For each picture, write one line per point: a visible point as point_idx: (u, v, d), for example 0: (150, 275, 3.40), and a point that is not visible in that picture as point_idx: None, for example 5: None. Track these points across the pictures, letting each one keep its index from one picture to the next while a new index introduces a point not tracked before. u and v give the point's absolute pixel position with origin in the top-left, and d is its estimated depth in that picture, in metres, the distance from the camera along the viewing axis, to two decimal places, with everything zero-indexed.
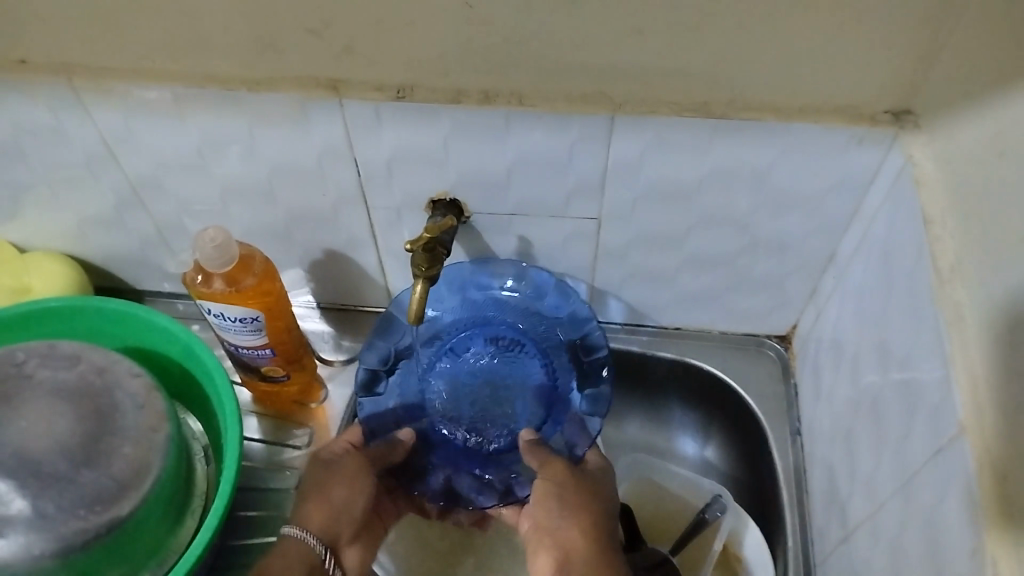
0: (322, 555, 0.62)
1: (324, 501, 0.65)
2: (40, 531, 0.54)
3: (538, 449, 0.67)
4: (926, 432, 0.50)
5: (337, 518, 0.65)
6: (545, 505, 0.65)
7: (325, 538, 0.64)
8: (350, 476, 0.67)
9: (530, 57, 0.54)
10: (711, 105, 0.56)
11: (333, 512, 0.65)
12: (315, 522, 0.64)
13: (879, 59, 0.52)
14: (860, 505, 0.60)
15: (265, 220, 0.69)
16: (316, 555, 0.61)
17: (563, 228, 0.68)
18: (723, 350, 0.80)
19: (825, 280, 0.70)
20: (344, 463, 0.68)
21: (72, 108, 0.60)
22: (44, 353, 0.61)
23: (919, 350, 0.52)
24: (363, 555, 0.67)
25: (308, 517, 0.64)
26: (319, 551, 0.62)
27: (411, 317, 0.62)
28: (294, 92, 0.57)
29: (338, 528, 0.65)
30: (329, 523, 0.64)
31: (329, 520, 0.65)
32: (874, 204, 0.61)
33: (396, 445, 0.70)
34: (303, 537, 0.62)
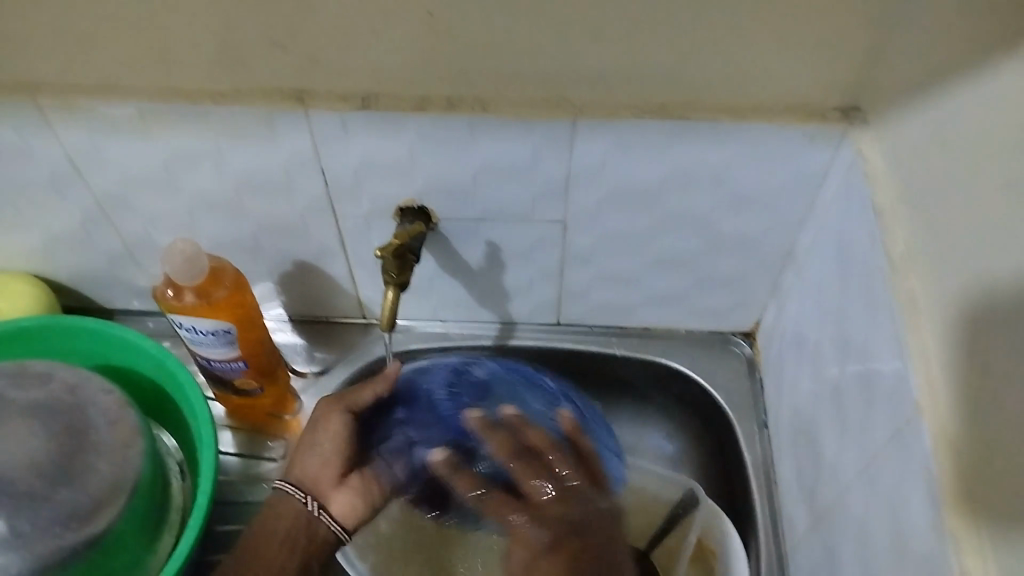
0: (304, 502, 0.66)
1: (305, 453, 0.68)
2: (16, 550, 0.54)
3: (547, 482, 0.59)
4: (884, 415, 0.52)
5: (318, 467, 0.67)
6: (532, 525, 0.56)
7: (306, 485, 0.67)
8: (323, 418, 0.69)
9: (492, 64, 0.55)
10: (668, 106, 0.58)
11: (308, 462, 0.67)
12: (296, 472, 0.67)
13: (828, 57, 0.55)
14: (826, 492, 0.62)
15: (235, 233, 0.69)
16: (297, 504, 0.65)
17: (530, 232, 0.69)
18: (691, 348, 0.82)
19: (786, 275, 0.72)
20: (320, 411, 0.70)
21: (35, 126, 0.60)
22: (15, 372, 0.61)
23: (876, 337, 0.54)
24: (356, 500, 0.67)
25: (291, 469, 0.67)
26: (297, 500, 0.65)
27: (384, 323, 0.64)
28: (260, 104, 0.58)
29: (317, 474, 0.67)
30: (304, 471, 0.67)
31: (306, 469, 0.67)
32: (828, 199, 0.63)
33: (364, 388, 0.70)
34: (282, 487, 0.66)
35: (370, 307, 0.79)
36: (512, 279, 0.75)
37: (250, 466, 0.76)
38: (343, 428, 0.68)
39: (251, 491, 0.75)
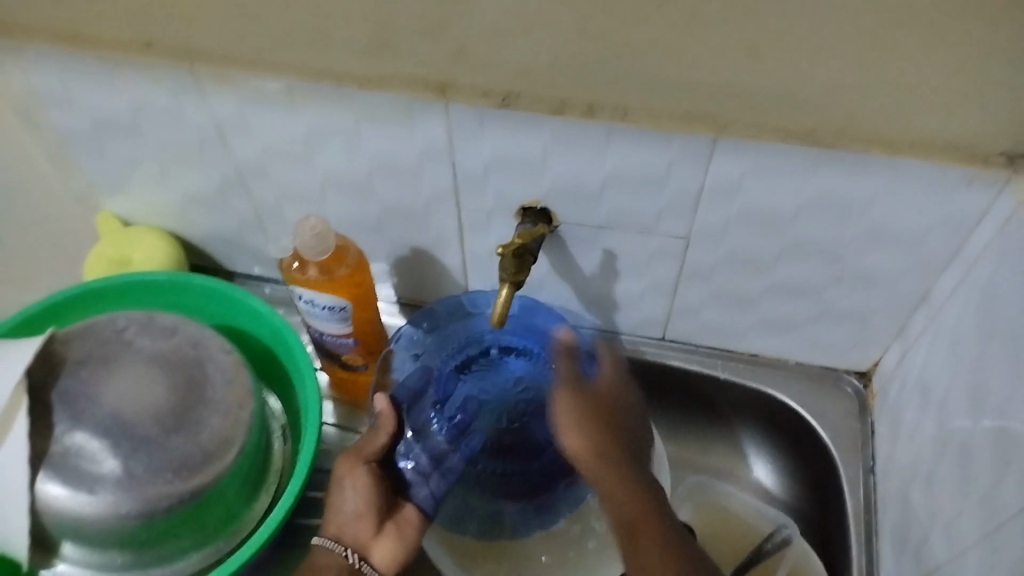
0: (344, 554, 0.61)
1: (334, 511, 0.63)
2: (128, 491, 0.57)
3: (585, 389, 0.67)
4: (1019, 484, 0.48)
5: (346, 521, 0.63)
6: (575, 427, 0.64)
7: (346, 540, 0.62)
8: (344, 474, 0.64)
9: (637, 71, 0.54)
10: (818, 134, 0.55)
11: (342, 516, 0.63)
12: (331, 529, 0.63)
13: (1001, 96, 0.51)
14: (938, 552, 0.58)
15: (359, 212, 0.71)
16: (338, 559, 0.61)
17: (650, 244, 0.68)
18: (799, 381, 0.79)
19: (915, 319, 0.69)
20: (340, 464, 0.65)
21: (189, 89, 0.62)
22: (144, 322, 0.65)
23: (1018, 399, 0.50)
24: (395, 546, 0.64)
25: (326, 526, 0.63)
26: (343, 559, 0.61)
27: (495, 319, 0.63)
28: (402, 91, 0.58)
29: (354, 529, 0.63)
30: (338, 524, 0.63)
31: (340, 525, 0.63)
32: (977, 245, 0.59)
33: (375, 434, 0.65)
34: (322, 543, 0.61)
35: None
36: (624, 289, 0.74)
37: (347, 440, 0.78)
38: (361, 476, 0.63)
39: None
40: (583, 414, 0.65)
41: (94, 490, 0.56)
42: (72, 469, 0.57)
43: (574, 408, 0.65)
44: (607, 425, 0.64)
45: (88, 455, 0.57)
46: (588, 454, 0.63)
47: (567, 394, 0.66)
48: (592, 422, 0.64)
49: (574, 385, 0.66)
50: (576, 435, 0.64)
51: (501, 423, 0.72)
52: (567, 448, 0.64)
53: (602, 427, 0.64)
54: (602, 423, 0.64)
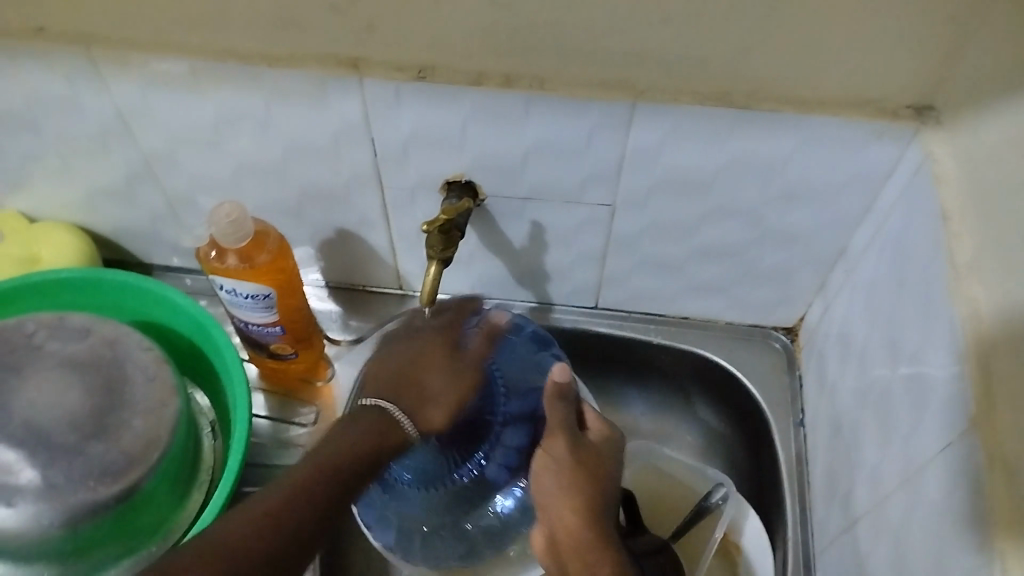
0: (398, 417, 0.61)
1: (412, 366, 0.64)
2: (49, 501, 0.54)
3: (557, 415, 0.65)
4: (934, 428, 0.50)
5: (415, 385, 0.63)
6: (545, 476, 0.65)
7: (408, 404, 0.62)
8: (431, 353, 0.65)
9: (552, 39, 0.54)
10: (732, 94, 0.56)
11: (429, 397, 0.63)
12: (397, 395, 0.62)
13: (907, 52, 0.52)
14: (864, 498, 0.60)
15: (279, 196, 0.68)
16: (393, 420, 0.60)
17: (577, 214, 0.67)
18: (730, 341, 0.81)
19: (836, 274, 0.70)
20: (423, 339, 0.66)
21: (87, 77, 0.59)
22: (55, 323, 0.62)
23: (931, 346, 0.52)
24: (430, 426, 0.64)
25: (374, 385, 0.63)
26: (401, 423, 0.61)
27: (426, 298, 0.64)
28: (313, 69, 0.56)
29: (432, 410, 0.64)
30: (432, 401, 0.63)
31: (422, 403, 0.63)
32: (890, 199, 0.61)
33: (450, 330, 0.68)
34: (379, 402, 0.61)
35: (409, 278, 0.78)
36: (554, 260, 0.74)
37: (280, 430, 0.76)
38: (441, 360, 0.65)
39: (278, 454, 0.75)
40: (575, 477, 0.63)
41: (11, 503, 0.54)
42: None
43: (560, 468, 0.64)
44: (594, 492, 0.62)
45: (3, 466, 0.54)
46: (564, 509, 0.63)
47: (559, 445, 0.65)
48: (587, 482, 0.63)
49: (570, 440, 0.64)
50: (558, 489, 0.64)
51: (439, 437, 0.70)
52: (543, 493, 0.65)
53: (590, 501, 0.62)
54: (589, 488, 0.63)
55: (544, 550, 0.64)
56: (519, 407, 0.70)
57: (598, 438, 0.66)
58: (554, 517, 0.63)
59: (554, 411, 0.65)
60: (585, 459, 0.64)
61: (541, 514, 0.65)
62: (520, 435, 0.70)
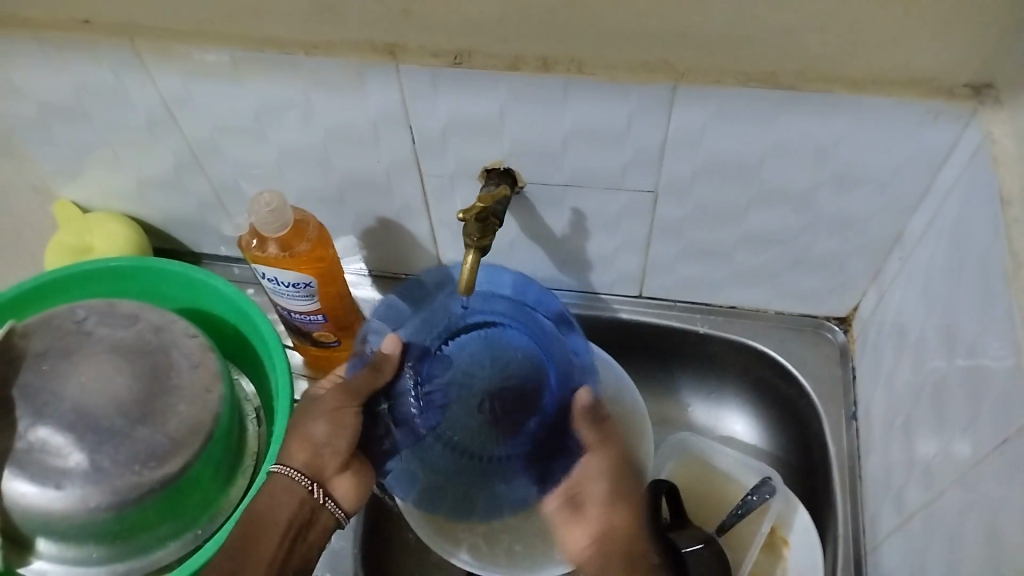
0: (310, 489, 0.59)
1: (305, 436, 0.60)
2: (96, 484, 0.56)
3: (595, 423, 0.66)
4: (991, 423, 0.48)
5: (317, 455, 0.60)
6: (597, 484, 0.64)
7: (309, 469, 0.60)
8: (333, 410, 0.61)
9: (589, 22, 0.52)
10: (777, 73, 0.54)
11: (315, 446, 0.60)
12: (298, 456, 0.60)
13: (964, 27, 0.49)
14: (917, 495, 0.58)
15: (321, 185, 0.69)
16: (301, 490, 0.59)
17: (619, 200, 0.66)
18: (779, 331, 0.79)
19: (890, 262, 0.68)
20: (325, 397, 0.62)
21: (132, 68, 0.60)
22: (104, 310, 0.63)
23: (989, 338, 0.50)
24: (359, 483, 0.62)
25: (291, 453, 0.60)
26: (303, 486, 0.59)
27: (463, 287, 0.62)
28: (351, 56, 0.56)
29: (323, 460, 0.60)
30: (311, 455, 0.60)
31: (312, 452, 0.60)
32: (947, 182, 0.58)
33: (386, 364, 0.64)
34: (287, 474, 0.59)
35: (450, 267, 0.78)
36: (596, 248, 0.73)
37: None
38: (339, 439, 0.61)
39: None
40: (624, 483, 0.65)
41: (61, 485, 0.56)
42: (38, 465, 0.56)
43: (617, 471, 0.65)
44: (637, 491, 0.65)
45: (54, 449, 0.56)
46: (618, 508, 0.64)
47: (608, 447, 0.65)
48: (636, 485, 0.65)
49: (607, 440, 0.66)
50: (613, 492, 0.64)
51: (484, 404, 0.66)
52: (592, 500, 0.64)
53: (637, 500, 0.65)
54: (633, 495, 0.65)
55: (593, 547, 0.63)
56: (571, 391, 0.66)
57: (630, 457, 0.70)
58: (605, 517, 0.64)
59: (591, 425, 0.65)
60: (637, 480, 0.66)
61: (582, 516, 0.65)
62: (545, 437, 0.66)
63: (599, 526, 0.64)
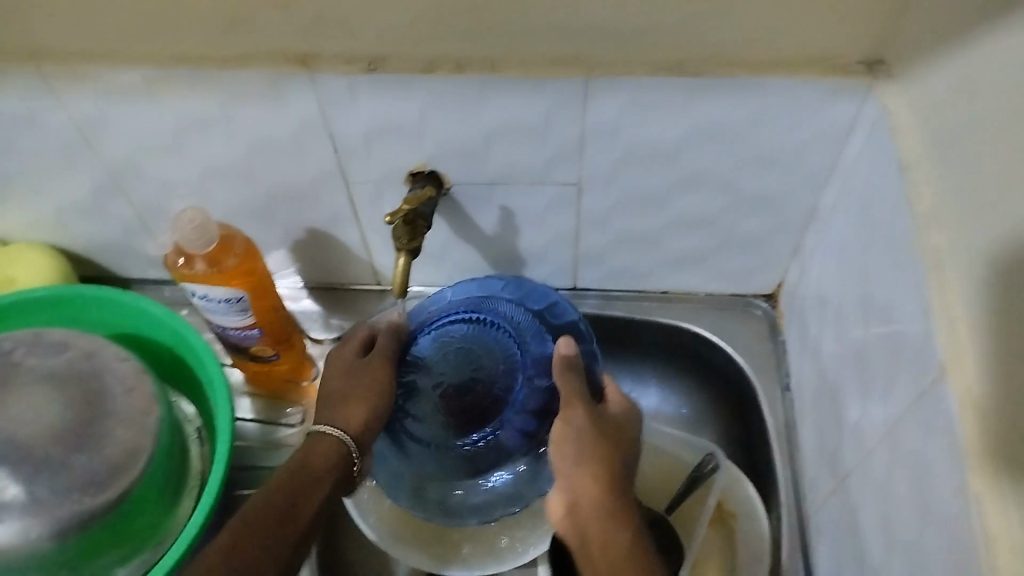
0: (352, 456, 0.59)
1: (364, 400, 0.60)
2: (36, 516, 0.55)
3: (570, 380, 0.58)
4: (908, 380, 0.50)
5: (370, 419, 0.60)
6: (563, 447, 0.58)
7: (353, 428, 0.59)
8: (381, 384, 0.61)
9: (498, 21, 0.54)
10: (684, 61, 0.56)
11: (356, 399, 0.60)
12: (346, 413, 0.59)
13: (853, 6, 0.52)
14: (849, 456, 0.60)
15: (247, 200, 0.69)
16: (347, 455, 0.59)
17: (544, 195, 0.67)
18: (710, 311, 0.81)
19: (808, 236, 0.70)
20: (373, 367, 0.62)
21: (42, 93, 0.59)
22: (31, 341, 0.62)
23: (899, 300, 0.52)
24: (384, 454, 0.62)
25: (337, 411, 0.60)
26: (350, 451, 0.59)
27: (396, 290, 0.63)
28: (266, 67, 0.57)
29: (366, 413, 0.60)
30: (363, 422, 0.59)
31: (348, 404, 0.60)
32: (852, 155, 0.61)
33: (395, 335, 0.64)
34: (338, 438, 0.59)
35: (385, 273, 0.78)
36: (527, 244, 0.74)
37: (268, 432, 0.77)
38: (382, 392, 0.61)
39: (268, 455, 0.75)
40: (599, 449, 0.58)
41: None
42: None
43: (587, 438, 0.58)
44: (614, 457, 0.58)
45: None
46: (586, 478, 0.57)
47: (578, 414, 0.58)
48: (612, 450, 0.59)
49: (589, 409, 0.58)
50: (585, 462, 0.57)
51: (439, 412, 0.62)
52: (563, 468, 0.58)
53: (612, 470, 0.58)
54: (610, 457, 0.58)
55: (565, 518, 0.59)
56: (537, 398, 0.61)
57: (618, 411, 0.62)
58: (573, 488, 0.58)
59: (566, 381, 0.58)
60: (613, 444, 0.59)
61: (558, 480, 0.59)
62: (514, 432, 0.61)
63: (572, 494, 0.58)
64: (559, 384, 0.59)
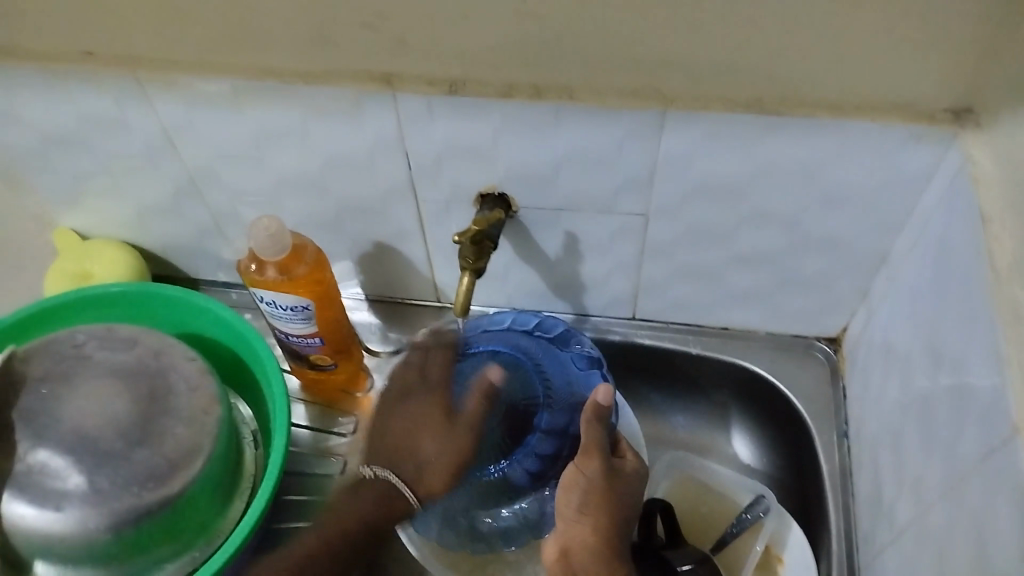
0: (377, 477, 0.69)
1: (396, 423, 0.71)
2: (95, 506, 0.56)
3: (594, 425, 0.64)
4: (976, 437, 0.49)
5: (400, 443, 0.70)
6: (567, 493, 0.64)
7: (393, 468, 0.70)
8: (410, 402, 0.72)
9: (581, 51, 0.54)
10: (760, 99, 0.56)
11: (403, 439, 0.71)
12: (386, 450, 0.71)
13: (943, 52, 0.51)
14: (908, 511, 0.59)
15: (319, 211, 0.70)
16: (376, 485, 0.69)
17: (611, 223, 0.68)
18: (770, 351, 0.80)
19: (877, 282, 0.69)
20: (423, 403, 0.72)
21: (134, 97, 0.62)
22: (104, 335, 0.64)
23: (973, 355, 0.51)
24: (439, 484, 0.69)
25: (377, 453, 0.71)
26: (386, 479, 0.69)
27: (459, 311, 0.65)
28: (348, 85, 0.58)
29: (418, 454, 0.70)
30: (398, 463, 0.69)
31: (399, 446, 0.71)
32: (930, 202, 0.59)
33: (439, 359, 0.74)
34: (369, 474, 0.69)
35: (446, 291, 0.79)
36: (589, 270, 0.74)
37: (319, 440, 0.78)
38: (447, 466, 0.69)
39: (318, 463, 0.76)
40: (602, 501, 0.63)
41: (60, 507, 0.56)
42: (37, 487, 0.56)
43: (592, 488, 0.63)
44: (613, 515, 0.63)
45: (54, 472, 0.57)
46: (584, 526, 0.63)
47: (594, 466, 0.63)
48: (615, 505, 0.63)
49: (604, 464, 0.63)
50: (584, 509, 0.63)
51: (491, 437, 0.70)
52: (567, 509, 0.64)
53: (608, 515, 0.63)
54: (612, 512, 0.63)
55: (556, 562, 0.65)
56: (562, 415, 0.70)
57: (631, 468, 0.65)
58: (573, 531, 0.64)
59: (591, 428, 0.63)
60: (621, 490, 0.64)
61: (561, 524, 0.65)
62: (547, 443, 0.70)
63: (566, 534, 0.64)
64: (586, 430, 0.64)
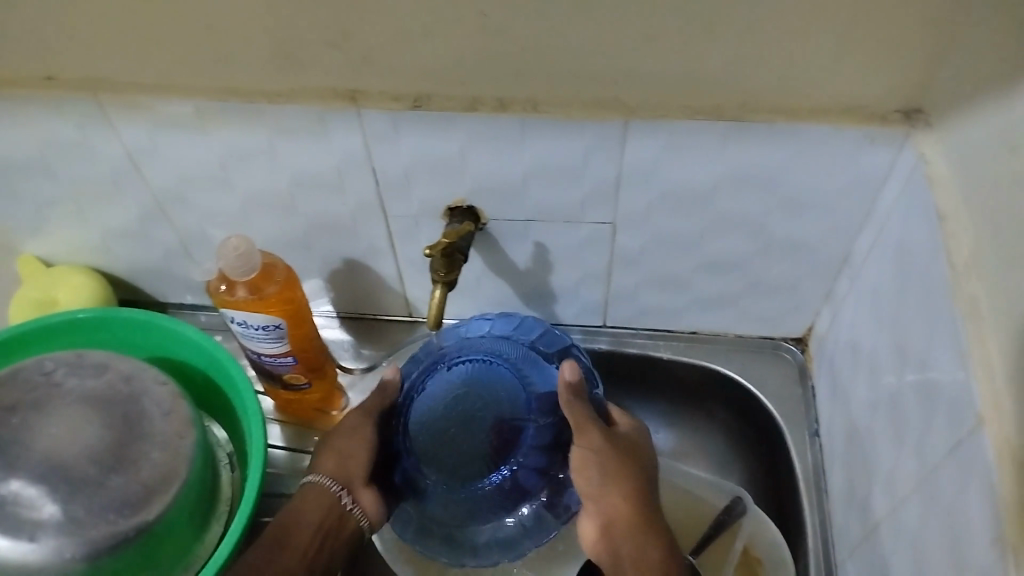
0: (339, 495, 0.63)
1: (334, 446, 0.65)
2: (71, 535, 0.55)
3: (579, 405, 0.62)
4: (944, 427, 0.50)
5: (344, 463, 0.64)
6: (583, 474, 0.61)
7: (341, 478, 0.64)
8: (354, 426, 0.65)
9: (543, 63, 0.55)
10: (721, 106, 0.57)
11: (343, 454, 0.64)
12: (328, 465, 0.64)
13: (892, 56, 0.53)
14: (882, 503, 0.60)
15: (287, 230, 0.70)
16: (333, 495, 0.63)
17: (580, 233, 0.68)
18: (739, 353, 0.81)
19: (840, 282, 0.71)
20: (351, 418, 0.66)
21: (96, 121, 0.61)
22: (73, 362, 0.63)
23: (937, 347, 0.52)
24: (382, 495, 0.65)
25: (322, 461, 0.64)
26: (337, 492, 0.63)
27: (431, 323, 0.64)
28: (313, 103, 0.58)
29: (350, 467, 0.64)
30: (338, 464, 0.64)
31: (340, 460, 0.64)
32: (888, 202, 0.61)
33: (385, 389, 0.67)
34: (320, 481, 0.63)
35: (418, 306, 0.79)
36: (559, 280, 0.75)
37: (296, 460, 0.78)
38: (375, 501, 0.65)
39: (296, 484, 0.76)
40: (621, 466, 0.61)
41: (34, 537, 0.55)
42: (9, 518, 0.55)
43: (603, 459, 0.61)
44: (640, 477, 0.61)
45: (26, 502, 0.55)
46: (614, 496, 0.60)
47: (595, 437, 0.61)
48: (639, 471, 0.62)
49: (602, 431, 0.62)
50: (607, 481, 0.61)
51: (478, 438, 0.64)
52: (589, 490, 0.61)
53: (636, 485, 0.61)
54: (635, 477, 0.61)
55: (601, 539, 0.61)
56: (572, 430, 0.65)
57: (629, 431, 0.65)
58: (607, 505, 0.60)
59: (575, 407, 0.62)
60: (632, 459, 0.63)
61: (589, 506, 0.61)
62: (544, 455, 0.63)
63: (597, 515, 0.61)
64: (569, 412, 0.62)
